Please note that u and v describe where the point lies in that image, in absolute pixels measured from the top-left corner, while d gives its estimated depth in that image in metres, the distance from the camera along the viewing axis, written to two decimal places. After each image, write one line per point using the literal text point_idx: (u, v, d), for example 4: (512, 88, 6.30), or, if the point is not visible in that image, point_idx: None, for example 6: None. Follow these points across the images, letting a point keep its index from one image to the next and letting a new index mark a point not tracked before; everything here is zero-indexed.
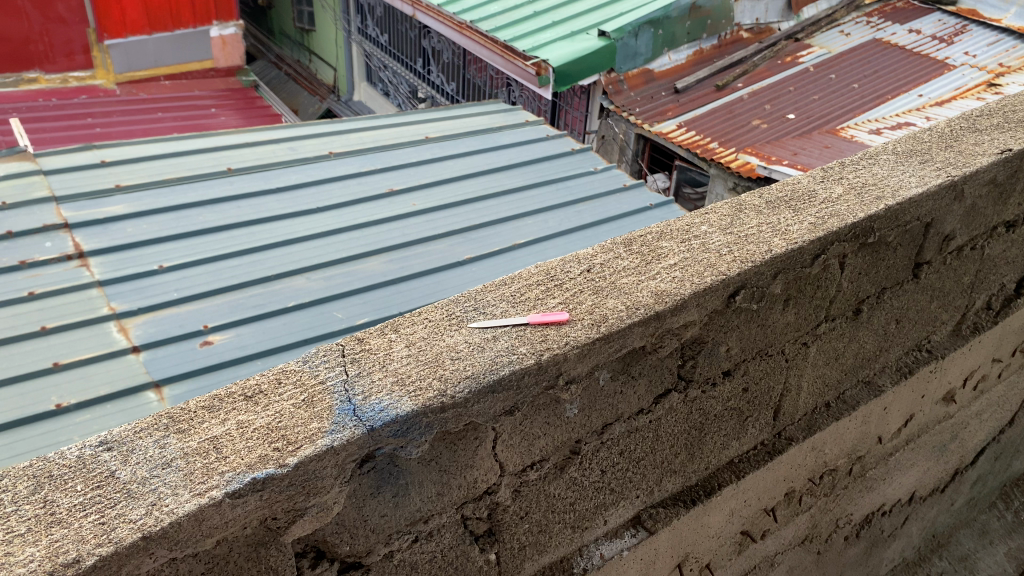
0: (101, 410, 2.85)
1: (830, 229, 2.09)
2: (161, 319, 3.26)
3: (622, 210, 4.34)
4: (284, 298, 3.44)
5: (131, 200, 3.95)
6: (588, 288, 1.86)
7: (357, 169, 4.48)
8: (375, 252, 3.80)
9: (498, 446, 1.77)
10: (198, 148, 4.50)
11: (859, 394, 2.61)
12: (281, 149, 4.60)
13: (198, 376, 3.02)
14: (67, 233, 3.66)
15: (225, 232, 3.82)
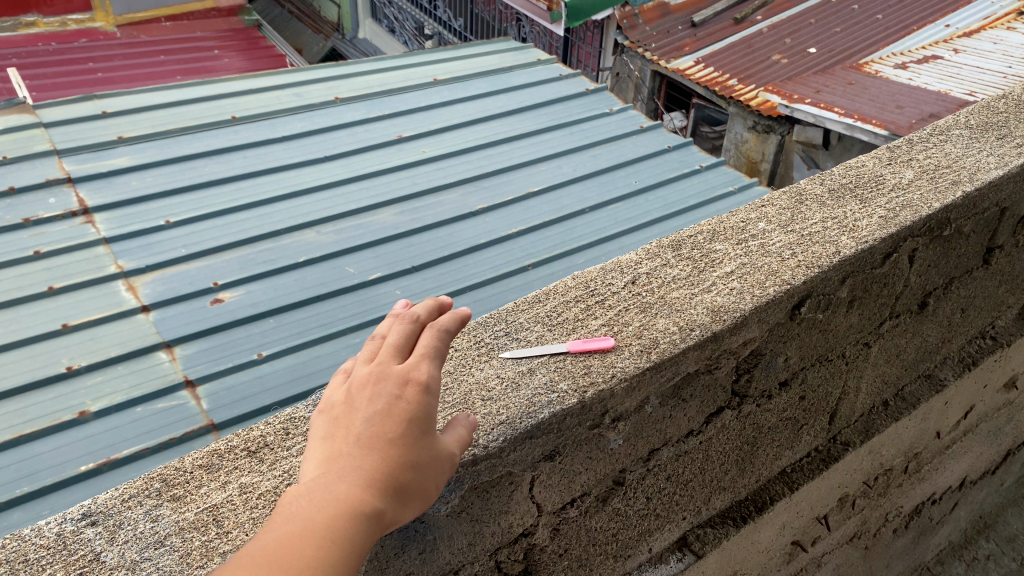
0: (113, 372, 2.66)
1: (903, 224, 1.84)
2: (171, 276, 3.04)
3: (640, 153, 4.11)
4: (295, 252, 3.23)
5: (135, 152, 3.66)
6: (635, 305, 1.63)
7: (364, 116, 4.18)
8: (388, 201, 3.58)
9: (536, 487, 1.57)
10: (202, 96, 4.17)
11: (919, 389, 2.40)
12: (286, 95, 4.29)
13: (207, 337, 2.82)
14: (71, 188, 3.37)
15: (232, 183, 3.57)
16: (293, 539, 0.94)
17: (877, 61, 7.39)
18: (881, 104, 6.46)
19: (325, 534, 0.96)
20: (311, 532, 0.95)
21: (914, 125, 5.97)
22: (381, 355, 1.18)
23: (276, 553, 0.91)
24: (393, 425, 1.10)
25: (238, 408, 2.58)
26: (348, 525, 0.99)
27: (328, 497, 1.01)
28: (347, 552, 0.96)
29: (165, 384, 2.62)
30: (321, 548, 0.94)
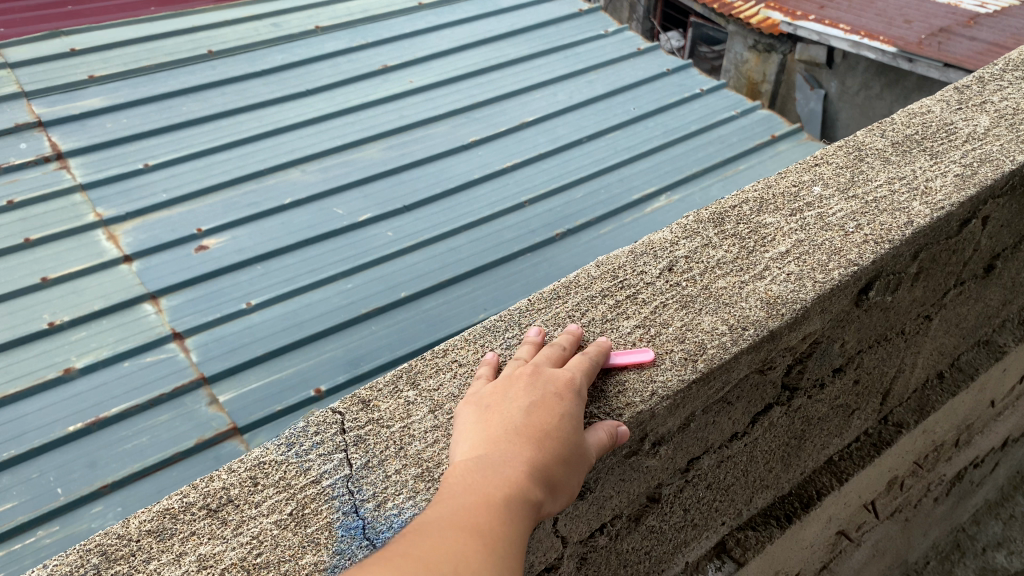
0: (98, 327, 2.39)
1: (983, 184, 1.54)
2: (155, 222, 2.74)
3: (639, 76, 3.77)
4: (281, 193, 2.92)
5: (110, 92, 3.28)
6: (676, 301, 1.35)
7: (347, 45, 3.80)
8: (374, 136, 3.25)
9: (560, 521, 1.31)
10: (174, 30, 3.70)
11: (976, 358, 2.14)
12: (264, 26, 3.84)
13: (193, 286, 2.54)
14: (42, 133, 3.03)
15: (211, 123, 3.23)
16: (462, 514, 0.90)
17: None
18: (889, 19, 6.02)
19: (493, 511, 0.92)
20: (478, 506, 0.92)
21: (926, 41, 5.55)
22: (533, 362, 1.18)
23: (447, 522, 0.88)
24: (550, 420, 1.07)
25: (232, 359, 2.33)
26: (512, 504, 0.95)
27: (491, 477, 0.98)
28: (517, 529, 0.92)
29: (153, 338, 2.36)
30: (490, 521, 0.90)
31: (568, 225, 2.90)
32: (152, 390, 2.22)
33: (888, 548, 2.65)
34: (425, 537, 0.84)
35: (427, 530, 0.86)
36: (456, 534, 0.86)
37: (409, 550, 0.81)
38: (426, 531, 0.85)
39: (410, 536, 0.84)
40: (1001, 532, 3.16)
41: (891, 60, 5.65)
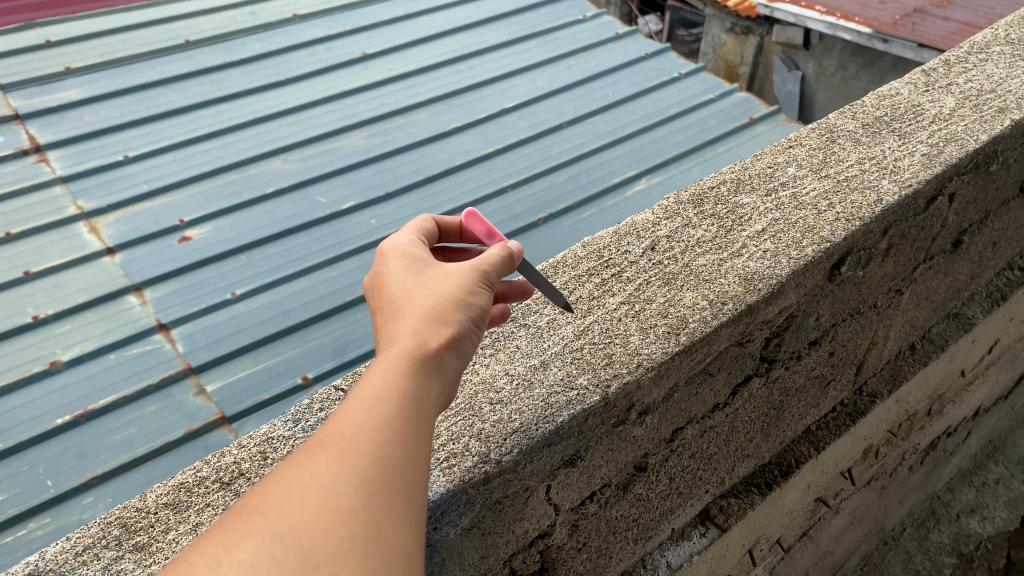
0: (82, 320, 2.43)
1: (949, 162, 1.62)
2: (135, 215, 2.77)
3: (618, 62, 3.83)
4: (262, 182, 2.96)
5: (85, 83, 3.30)
6: (658, 278, 1.42)
7: (324, 33, 3.83)
8: (355, 125, 3.29)
9: (553, 490, 1.38)
10: (149, 20, 3.72)
11: (946, 330, 2.23)
12: (240, 14, 3.87)
13: (176, 277, 2.59)
14: (20, 126, 3.06)
15: (191, 113, 3.26)
16: (380, 406, 0.78)
17: None
18: None
19: (416, 401, 0.81)
20: (397, 388, 0.80)
21: (900, 22, 5.65)
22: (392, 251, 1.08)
23: (363, 423, 0.75)
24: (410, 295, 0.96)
25: (216, 350, 2.38)
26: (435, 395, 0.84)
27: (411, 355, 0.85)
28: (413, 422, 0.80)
29: (138, 329, 2.41)
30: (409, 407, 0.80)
31: (550, 210, 2.96)
32: (139, 382, 2.27)
33: (866, 515, 2.76)
34: (338, 452, 0.72)
35: (339, 438, 0.73)
36: (379, 444, 0.74)
37: (325, 479, 0.69)
38: (336, 444, 0.73)
39: (321, 454, 0.72)
40: (975, 498, 3.29)
41: (866, 41, 5.74)
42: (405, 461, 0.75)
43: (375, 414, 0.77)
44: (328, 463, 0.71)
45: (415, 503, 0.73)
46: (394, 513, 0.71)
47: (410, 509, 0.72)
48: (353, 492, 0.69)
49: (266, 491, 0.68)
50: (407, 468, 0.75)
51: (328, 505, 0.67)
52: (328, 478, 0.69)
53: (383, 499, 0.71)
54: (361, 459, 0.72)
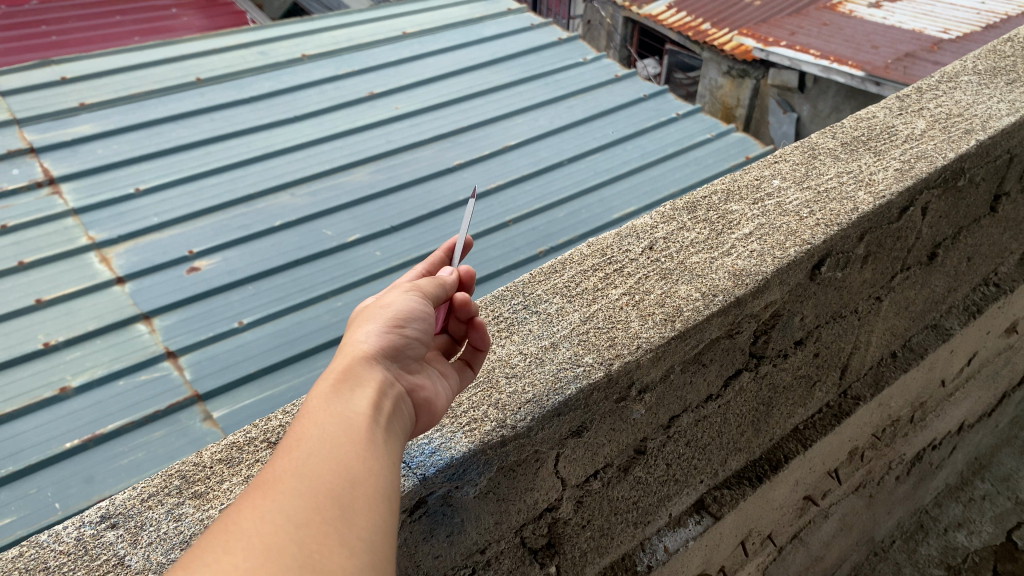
0: (91, 347, 2.52)
1: (919, 176, 1.79)
2: (145, 245, 2.90)
3: (617, 102, 4.03)
4: (269, 217, 3.10)
5: (99, 118, 3.51)
6: (655, 272, 1.58)
7: (333, 73, 4.05)
8: (360, 160, 3.46)
9: (561, 463, 1.53)
10: (161, 58, 3.99)
11: (926, 340, 2.39)
12: (250, 54, 4.14)
13: (184, 307, 2.69)
14: (35, 159, 3.22)
15: (200, 148, 3.43)
16: (299, 457, 0.80)
17: None
18: (857, 44, 6.39)
19: (339, 446, 0.83)
20: (313, 439, 0.83)
21: (891, 66, 5.90)
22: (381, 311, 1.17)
23: (279, 474, 0.78)
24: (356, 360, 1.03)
25: (223, 377, 2.45)
26: (366, 433, 0.87)
27: (326, 412, 0.88)
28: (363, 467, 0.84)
29: (147, 356, 2.49)
30: (331, 450, 0.82)
31: (550, 243, 3.11)
32: (147, 407, 2.34)
33: (855, 523, 2.89)
34: (256, 500, 0.74)
35: (257, 489, 0.76)
36: (299, 486, 0.76)
37: (247, 522, 0.71)
38: (255, 494, 0.75)
39: (240, 505, 0.74)
40: (962, 513, 3.43)
41: (859, 83, 5.98)
42: (332, 495, 0.77)
43: (292, 465, 0.79)
44: (249, 510, 0.73)
45: (352, 527, 0.75)
46: (328, 537, 0.72)
47: (345, 534, 0.74)
48: (279, 525, 0.71)
49: (190, 547, 0.70)
50: (338, 500, 0.77)
51: (253, 541, 0.69)
52: (247, 521, 0.71)
53: (313, 528, 0.72)
54: (283, 500, 0.74)
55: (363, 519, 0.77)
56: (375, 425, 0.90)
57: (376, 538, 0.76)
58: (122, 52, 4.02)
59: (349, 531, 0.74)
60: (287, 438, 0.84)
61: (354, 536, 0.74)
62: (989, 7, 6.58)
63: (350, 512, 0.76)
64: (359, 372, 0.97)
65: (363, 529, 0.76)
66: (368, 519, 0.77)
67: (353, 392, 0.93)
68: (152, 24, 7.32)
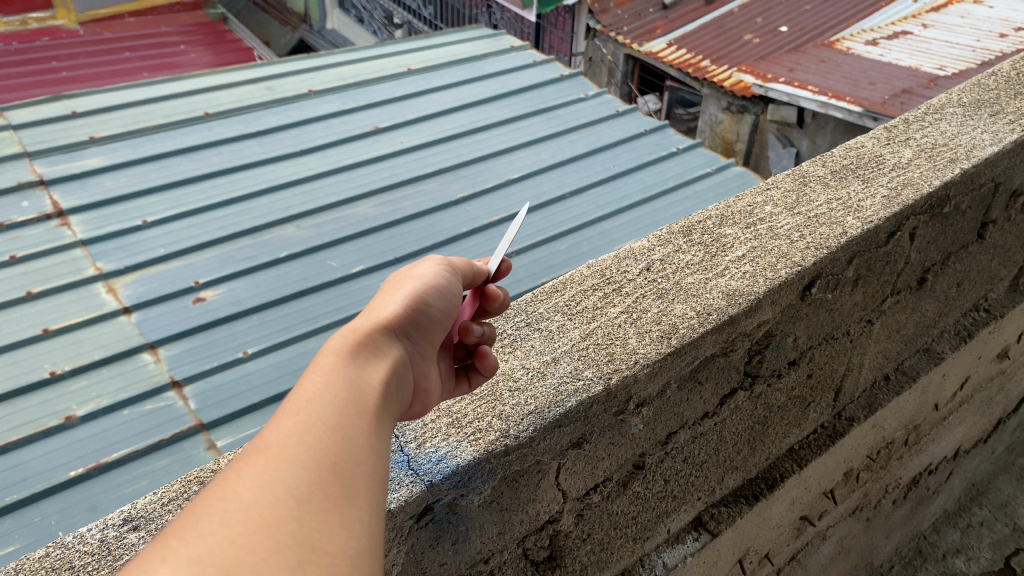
0: (97, 375, 2.59)
1: (906, 203, 1.87)
2: (152, 276, 2.98)
3: (618, 137, 4.14)
4: (275, 248, 3.18)
5: (108, 152, 3.61)
6: (652, 292, 1.66)
7: (339, 108, 4.16)
8: (366, 193, 3.55)
9: (562, 475, 1.59)
10: (171, 93, 4.12)
11: (918, 363, 2.46)
12: (258, 89, 4.26)
13: (189, 336, 2.76)
14: (44, 191, 3.32)
15: (207, 181, 3.52)
16: (301, 431, 0.83)
17: (847, 39, 7.51)
18: (855, 81, 6.52)
19: (340, 423, 0.87)
20: (316, 413, 0.86)
21: (889, 102, 6.02)
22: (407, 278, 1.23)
23: (281, 447, 0.80)
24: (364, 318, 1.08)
25: (227, 407, 2.51)
26: (369, 412, 0.91)
27: (330, 387, 0.91)
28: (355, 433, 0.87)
29: (153, 386, 2.55)
30: (331, 427, 0.85)
31: (552, 275, 3.18)
32: (151, 436, 2.40)
33: (853, 547, 2.92)
34: (260, 471, 0.77)
35: (260, 459, 0.78)
36: (302, 459, 0.79)
37: (250, 493, 0.74)
38: (259, 464, 0.78)
39: (243, 474, 0.76)
40: (960, 539, 3.46)
41: (857, 119, 6.10)
42: (332, 473, 0.80)
43: (293, 438, 0.82)
44: (253, 480, 0.75)
45: (352, 505, 0.78)
46: (330, 513, 0.75)
47: (345, 511, 0.77)
48: (281, 498, 0.74)
49: (192, 514, 0.73)
50: (337, 478, 0.79)
51: (258, 513, 0.72)
52: (252, 491, 0.74)
53: (315, 503, 0.75)
54: (286, 473, 0.77)
55: (361, 497, 0.80)
56: (377, 403, 0.94)
57: (373, 517, 0.79)
58: (132, 87, 4.14)
59: (349, 507, 0.77)
60: (291, 407, 0.87)
61: (354, 514, 0.77)
62: (983, 44, 6.73)
63: (349, 491, 0.79)
64: (379, 343, 1.04)
65: (362, 508, 0.79)
66: (365, 498, 0.80)
67: (366, 365, 0.98)
68: (161, 60, 7.50)
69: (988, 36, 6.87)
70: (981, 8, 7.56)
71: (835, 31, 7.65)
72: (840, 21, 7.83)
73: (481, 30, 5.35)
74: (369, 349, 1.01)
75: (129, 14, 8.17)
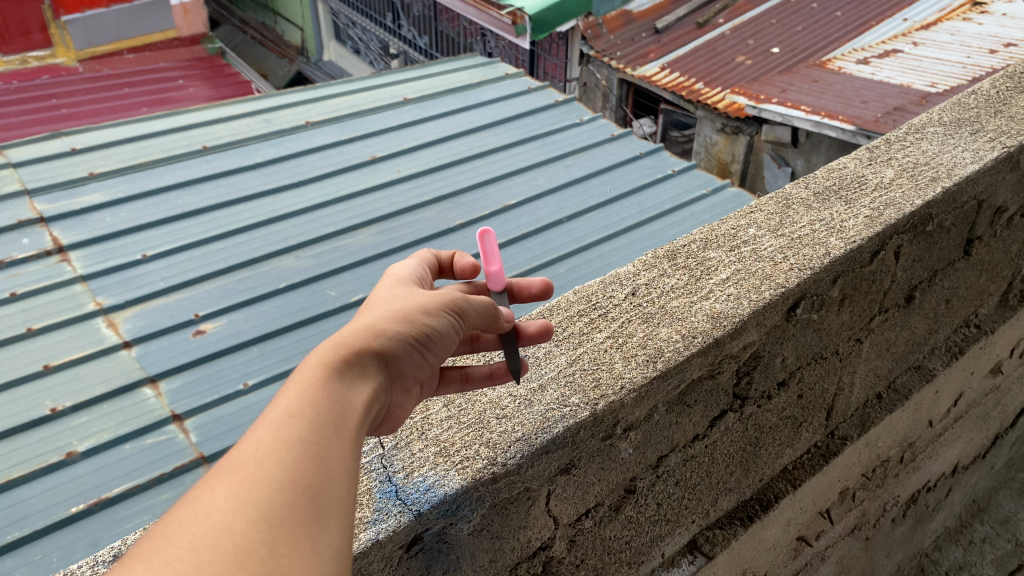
0: (98, 411, 2.60)
1: (888, 222, 1.89)
2: (152, 310, 3.00)
3: (612, 161, 4.17)
4: (274, 279, 3.21)
5: (107, 188, 3.64)
6: (637, 317, 1.67)
7: (335, 138, 4.21)
8: (363, 223, 3.57)
9: (552, 501, 1.60)
10: (170, 127, 4.16)
11: (910, 380, 2.47)
12: (255, 122, 4.30)
13: (189, 369, 2.77)
14: (44, 228, 3.35)
15: (206, 214, 3.55)
16: (278, 448, 0.85)
17: (838, 58, 7.59)
18: (847, 99, 6.58)
19: (319, 443, 0.89)
20: (295, 429, 0.88)
21: (881, 119, 6.07)
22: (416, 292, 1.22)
23: (257, 466, 0.82)
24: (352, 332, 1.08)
25: (228, 439, 2.52)
26: (351, 430, 0.94)
27: (312, 401, 0.93)
28: (332, 451, 0.89)
29: (153, 420, 2.56)
30: (309, 445, 0.87)
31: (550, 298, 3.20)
32: (152, 470, 2.41)
33: (854, 566, 2.92)
34: (235, 490, 0.79)
35: (237, 476, 0.80)
36: (276, 479, 0.81)
37: (222, 516, 0.75)
38: (235, 482, 0.79)
39: (218, 492, 0.78)
40: (962, 556, 3.45)
41: (851, 137, 6.15)
42: (306, 496, 0.82)
43: (270, 458, 0.84)
44: (227, 501, 0.77)
45: (322, 531, 0.80)
46: (299, 541, 0.77)
47: (314, 539, 0.79)
48: (254, 522, 0.76)
49: (162, 531, 0.74)
50: (312, 502, 0.82)
51: (229, 538, 0.74)
52: (225, 513, 0.76)
53: (286, 530, 0.77)
54: (259, 496, 0.79)
55: (332, 524, 0.82)
56: (357, 423, 0.96)
57: (342, 544, 0.82)
58: (130, 123, 4.18)
59: (319, 534, 0.80)
60: (271, 420, 0.89)
61: (323, 541, 0.80)
62: (973, 60, 6.80)
63: (321, 516, 0.81)
64: (367, 364, 1.05)
65: (332, 535, 0.81)
66: (337, 524, 0.82)
67: (351, 388, 1.00)
68: (160, 95, 7.58)
69: (978, 53, 6.94)
70: (970, 26, 7.65)
71: (826, 51, 7.73)
72: (830, 40, 7.91)
73: (474, 59, 5.41)
74: (354, 375, 1.02)
75: (128, 51, 8.27)
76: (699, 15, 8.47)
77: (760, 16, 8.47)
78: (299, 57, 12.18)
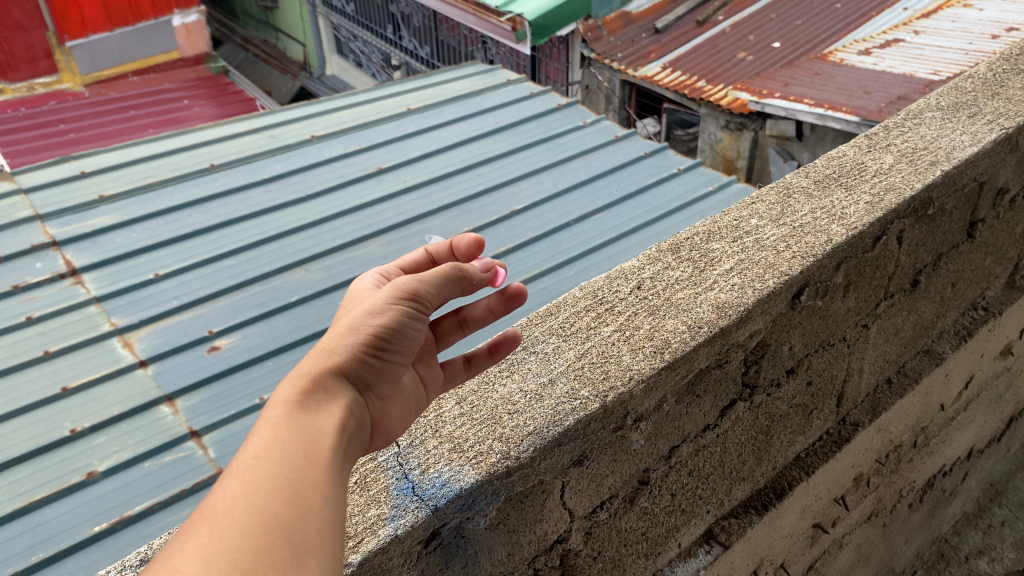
0: (117, 430, 2.64)
1: (889, 207, 1.91)
2: (165, 328, 3.04)
3: (617, 163, 4.20)
4: (286, 292, 3.25)
5: (117, 209, 3.69)
6: (643, 309, 1.70)
7: (341, 151, 4.25)
8: (372, 233, 3.61)
9: (567, 493, 1.62)
10: (176, 147, 4.21)
11: (919, 364, 2.50)
12: (261, 138, 4.35)
13: (205, 386, 2.81)
14: (57, 251, 3.40)
15: (214, 232, 3.60)
16: (248, 493, 0.95)
17: (839, 50, 7.60)
18: (850, 91, 6.60)
19: (289, 480, 0.99)
20: (263, 471, 0.99)
21: (885, 110, 6.10)
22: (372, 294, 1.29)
23: (225, 515, 0.92)
24: (309, 361, 1.19)
25: None
26: (321, 457, 1.05)
27: (277, 442, 1.04)
28: (302, 484, 1.00)
29: (171, 438, 2.60)
30: (278, 482, 0.98)
31: None
32: (172, 487, 2.44)
33: (872, 553, 2.93)
34: (203, 543, 0.88)
35: (205, 529, 0.90)
36: (247, 524, 0.91)
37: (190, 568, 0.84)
38: (204, 536, 0.89)
39: (188, 548, 0.87)
40: (982, 540, 3.47)
41: (856, 129, 6.20)
42: (280, 538, 0.91)
43: (237, 502, 0.94)
44: (196, 554, 0.86)
45: (302, 567, 0.90)
46: None
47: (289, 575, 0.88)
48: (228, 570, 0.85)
49: None
50: (286, 540, 0.92)
51: None
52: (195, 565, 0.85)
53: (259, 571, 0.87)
54: (229, 545, 0.88)
55: (313, 559, 0.92)
56: (330, 450, 1.07)
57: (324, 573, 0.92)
58: (136, 144, 4.23)
59: (299, 571, 0.90)
60: (239, 468, 1.00)
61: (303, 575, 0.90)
62: (975, 46, 6.81)
63: (298, 555, 0.91)
64: (332, 387, 1.17)
65: (311, 569, 0.91)
66: (316, 562, 0.92)
67: (318, 414, 1.12)
68: (165, 116, 7.64)
69: (980, 39, 6.95)
70: (971, 12, 7.64)
71: (827, 44, 7.75)
72: (830, 33, 7.93)
73: (477, 64, 5.44)
74: (317, 401, 1.14)
75: (132, 73, 8.36)
76: (699, 12, 8.49)
77: (760, 11, 8.49)
78: (303, 72, 12.39)
